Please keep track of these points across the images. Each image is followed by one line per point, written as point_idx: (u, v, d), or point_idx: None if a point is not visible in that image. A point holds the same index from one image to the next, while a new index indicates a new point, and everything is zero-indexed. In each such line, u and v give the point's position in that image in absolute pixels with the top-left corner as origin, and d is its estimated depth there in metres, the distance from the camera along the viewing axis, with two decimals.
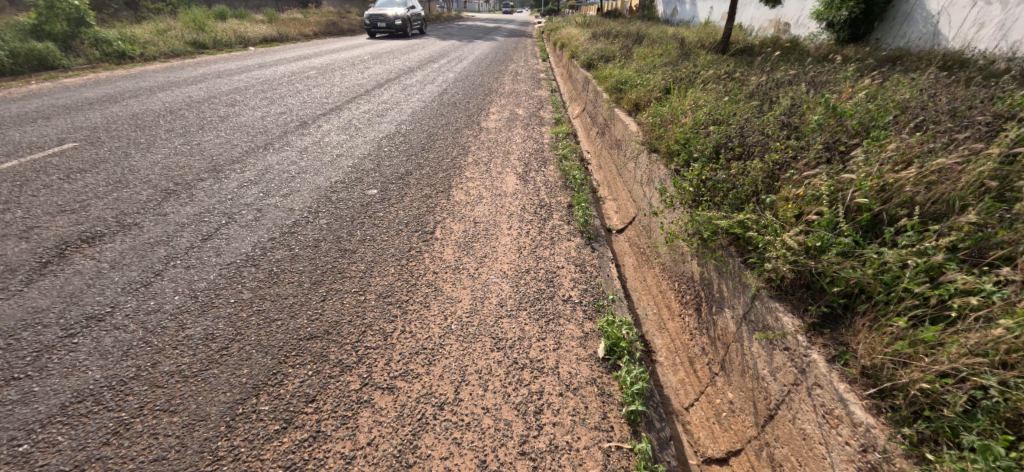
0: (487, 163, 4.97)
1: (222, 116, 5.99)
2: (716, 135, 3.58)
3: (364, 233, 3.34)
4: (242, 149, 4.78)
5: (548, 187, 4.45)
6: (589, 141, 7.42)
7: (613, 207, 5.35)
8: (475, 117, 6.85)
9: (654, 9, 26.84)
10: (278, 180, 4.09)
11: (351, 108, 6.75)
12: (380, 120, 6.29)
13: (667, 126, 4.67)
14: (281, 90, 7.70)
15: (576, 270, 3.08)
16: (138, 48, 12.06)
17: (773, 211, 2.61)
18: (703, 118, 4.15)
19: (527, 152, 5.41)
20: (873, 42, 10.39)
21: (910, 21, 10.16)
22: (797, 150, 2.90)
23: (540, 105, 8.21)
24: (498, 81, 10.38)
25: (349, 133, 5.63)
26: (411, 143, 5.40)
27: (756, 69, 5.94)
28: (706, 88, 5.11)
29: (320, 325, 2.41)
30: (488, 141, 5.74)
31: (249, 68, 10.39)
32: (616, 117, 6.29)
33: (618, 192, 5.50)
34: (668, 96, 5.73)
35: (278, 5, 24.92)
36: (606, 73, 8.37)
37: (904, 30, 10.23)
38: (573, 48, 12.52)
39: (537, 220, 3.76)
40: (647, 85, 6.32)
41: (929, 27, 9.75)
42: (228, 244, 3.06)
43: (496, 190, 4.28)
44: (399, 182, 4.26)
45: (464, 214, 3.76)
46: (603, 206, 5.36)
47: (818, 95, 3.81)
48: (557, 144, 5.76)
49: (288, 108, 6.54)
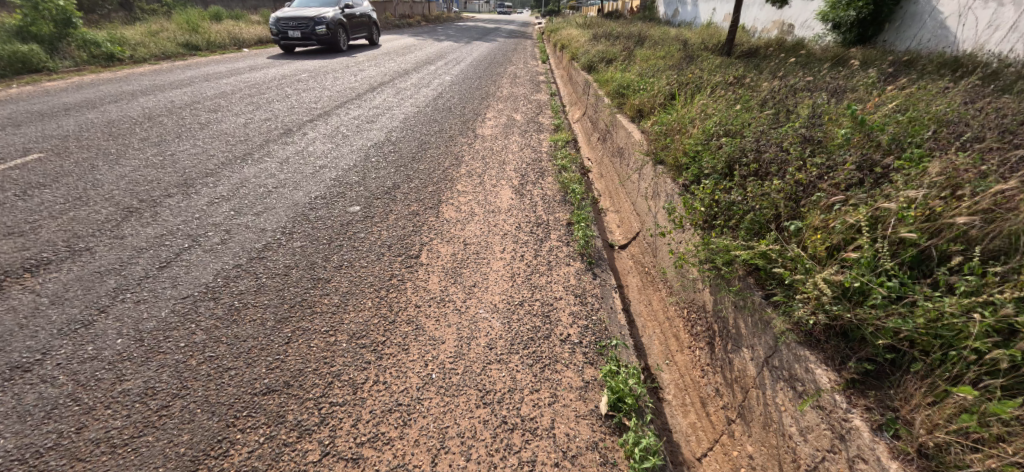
0: (481, 174, 4.66)
1: (203, 123, 5.68)
2: (730, 148, 3.25)
3: (341, 258, 3.03)
4: (218, 160, 4.47)
5: (545, 201, 4.13)
6: (590, 148, 7.10)
7: (616, 220, 5.05)
8: (470, 123, 6.54)
9: (655, 9, 26.53)
10: (252, 196, 3.78)
11: (340, 114, 6.45)
12: (369, 127, 5.97)
13: (674, 136, 4.35)
14: (269, 94, 7.37)
15: (575, 302, 2.76)
16: (127, 50, 11.75)
17: (800, 241, 2.29)
18: (714, 128, 3.82)
19: (524, 162, 5.09)
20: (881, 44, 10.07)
21: (921, 22, 9.82)
22: (825, 169, 2.58)
23: (539, 110, 7.88)
24: (496, 84, 10.06)
25: (335, 141, 5.31)
26: (401, 152, 5.08)
27: (766, 73, 5.62)
28: (715, 94, 4.78)
29: (280, 375, 2.10)
30: (483, 150, 5.42)
31: (240, 70, 10.08)
32: (618, 124, 5.98)
33: (621, 204, 5.19)
34: (673, 103, 5.41)
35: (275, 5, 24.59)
36: (608, 77, 8.05)
37: (915, 31, 9.89)
38: (573, 49, 12.18)
39: (533, 240, 3.44)
40: (651, 90, 6.00)
41: (940, 29, 9.42)
42: (186, 273, 2.74)
43: (489, 205, 3.96)
44: (385, 196, 3.95)
45: (453, 234, 3.44)
46: (604, 219, 5.06)
47: (840, 105, 3.50)
48: (555, 152, 5.44)
49: (274, 115, 6.23)
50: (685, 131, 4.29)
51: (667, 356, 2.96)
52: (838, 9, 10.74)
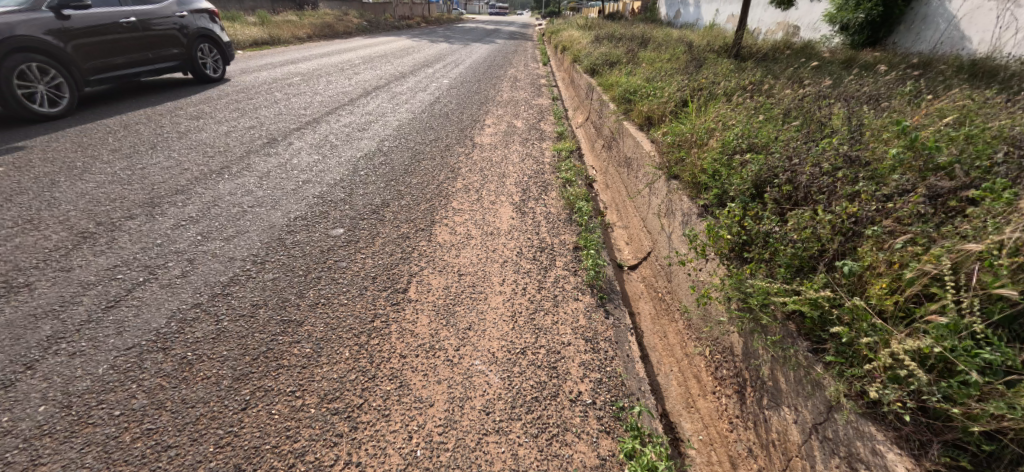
0: (479, 189, 4.28)
1: (181, 132, 5.31)
2: (758, 166, 2.90)
3: (318, 293, 2.65)
4: (192, 175, 4.09)
5: (549, 220, 3.75)
6: (594, 156, 6.73)
7: (624, 236, 4.70)
8: (468, 131, 6.17)
9: (657, 10, 26.14)
10: (224, 217, 3.41)
11: (330, 121, 6.06)
12: (360, 136, 5.59)
13: (690, 148, 3.98)
14: (256, 100, 6.98)
15: (586, 349, 2.39)
16: None
17: (859, 288, 1.96)
18: (738, 140, 3.44)
19: (526, 174, 4.72)
20: (892, 46, 9.74)
21: (935, 25, 9.45)
22: (878, 198, 2.22)
23: (540, 116, 7.51)
24: (495, 88, 9.67)
25: (322, 152, 4.92)
26: (392, 164, 4.71)
27: (784, 79, 5.25)
28: (732, 102, 4.41)
29: (232, 457, 1.77)
30: (481, 161, 5.04)
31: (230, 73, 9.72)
32: (626, 132, 5.62)
33: (629, 218, 4.85)
34: (685, 111, 5.05)
35: (273, 6, 24.28)
36: (612, 81, 7.67)
37: (929, 34, 9.51)
38: (575, 52, 11.79)
39: (536, 268, 3.07)
40: (661, 95, 5.62)
41: (952, 31, 9.09)
42: (135, 316, 2.37)
43: (488, 226, 3.58)
44: (373, 216, 3.58)
45: (446, 262, 3.07)
46: (612, 234, 4.70)
47: (879, 116, 3.12)
48: (559, 163, 5.07)
49: (258, 122, 5.85)
50: (703, 142, 3.91)
51: (688, 403, 2.57)
52: (848, 10, 10.41)
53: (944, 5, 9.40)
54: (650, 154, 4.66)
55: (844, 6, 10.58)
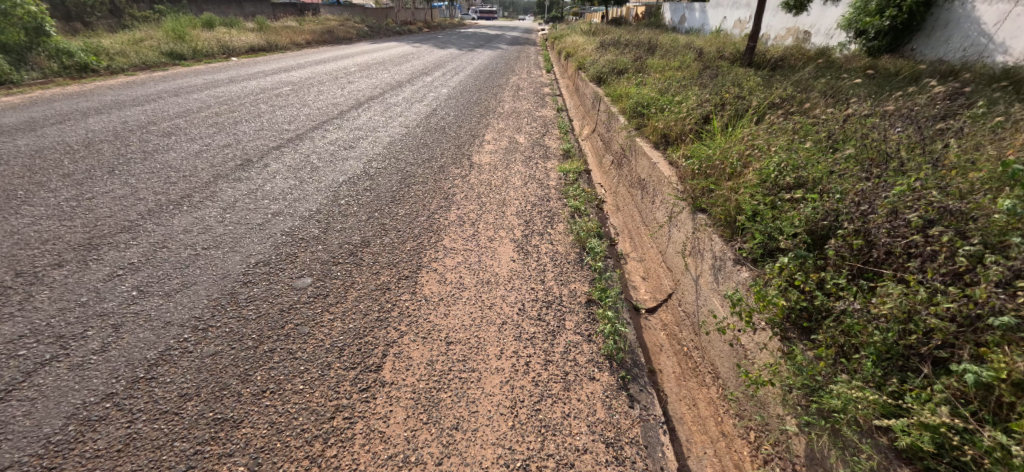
0: (476, 221, 3.74)
1: (148, 152, 4.80)
2: (812, 209, 2.40)
3: (269, 375, 2.12)
4: (146, 206, 3.57)
5: (556, 263, 3.21)
6: (603, 172, 6.20)
7: (639, 270, 4.18)
8: (466, 148, 5.64)
9: (661, 15, 25.62)
10: (171, 263, 2.87)
11: (315, 137, 5.54)
12: (346, 155, 5.05)
13: (720, 176, 3.44)
14: (237, 113, 6.47)
15: (604, 460, 1.92)
16: (104, 60, 11.00)
17: (996, 413, 1.58)
18: (782, 171, 2.89)
19: (529, 202, 4.17)
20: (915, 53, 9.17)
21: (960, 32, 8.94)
22: (1002, 276, 1.74)
23: (544, 130, 6.97)
24: (496, 98, 9.14)
25: (300, 175, 4.38)
26: (379, 190, 4.17)
27: (817, 94, 4.70)
28: (764, 122, 3.87)
29: None
30: (479, 185, 4.50)
31: (218, 83, 9.21)
32: (639, 150, 5.08)
33: (645, 250, 4.33)
34: (708, 129, 4.51)
35: (273, 12, 23.92)
36: (622, 92, 7.12)
37: (958, 41, 8.90)
38: (579, 58, 11.23)
39: (541, 331, 2.52)
40: (679, 110, 5.07)
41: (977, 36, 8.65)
42: (25, 415, 1.91)
43: (483, 272, 3.03)
44: (348, 259, 3.05)
45: (432, 324, 2.52)
46: (627, 269, 4.17)
47: (959, 149, 2.58)
48: (566, 188, 4.53)
49: (235, 139, 5.33)
50: (735, 171, 3.37)
51: None
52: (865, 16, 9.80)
53: (969, 11, 8.95)
54: (669, 180, 4.12)
55: (861, 9, 10.03)
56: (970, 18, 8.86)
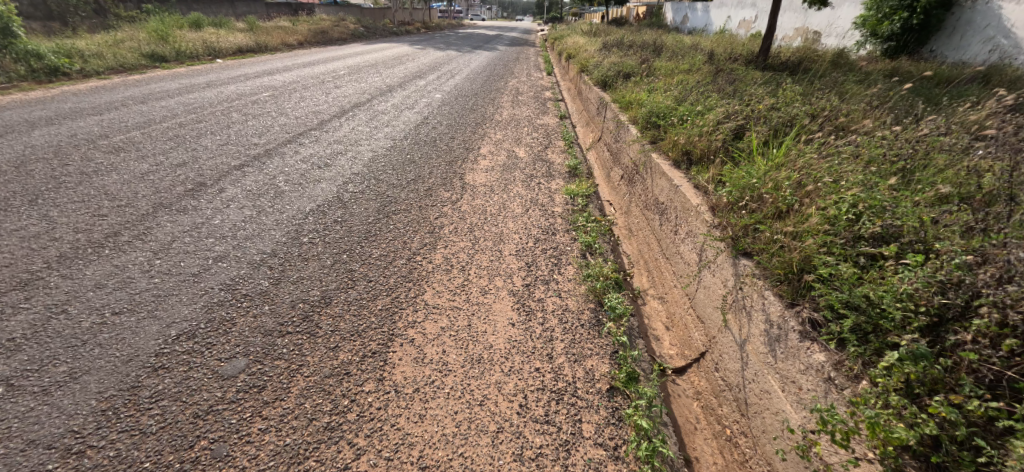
0: (466, 264, 3.07)
1: (87, 173, 4.13)
2: (924, 283, 1.82)
3: None
4: (57, 250, 2.90)
5: (565, 326, 2.54)
6: (611, 189, 5.54)
7: (661, 315, 3.52)
8: (458, 165, 4.96)
9: (662, 15, 24.97)
10: (65, 337, 2.22)
11: (287, 153, 4.86)
12: (319, 175, 4.35)
13: (769, 213, 2.76)
14: (204, 124, 5.79)
15: None
16: (77, 62, 10.29)
17: None
18: (861, 218, 2.24)
19: (531, 236, 3.50)
20: (932, 58, 8.58)
21: (982, 36, 8.33)
22: None
23: (546, 142, 6.28)
24: (494, 104, 8.46)
25: (260, 203, 3.68)
26: (351, 223, 3.48)
27: (866, 107, 4.03)
28: (816, 142, 3.19)
29: None
30: (472, 213, 3.82)
31: (194, 87, 8.52)
32: (657, 169, 4.41)
33: (668, 289, 3.66)
34: (741, 147, 3.84)
35: (267, 12, 23.21)
36: (632, 99, 6.46)
37: (978, 46, 8.29)
38: (582, 61, 10.56)
39: (550, 445, 1.91)
40: (703, 122, 4.39)
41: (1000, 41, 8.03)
42: None
43: (473, 343, 2.36)
44: (300, 327, 2.37)
45: (403, 434, 1.90)
46: (646, 312, 3.49)
47: None
48: (575, 216, 3.85)
49: (194, 156, 4.64)
50: (790, 208, 2.70)
51: None
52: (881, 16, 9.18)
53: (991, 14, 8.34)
54: (698, 208, 3.44)
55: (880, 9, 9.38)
56: (994, 21, 8.24)
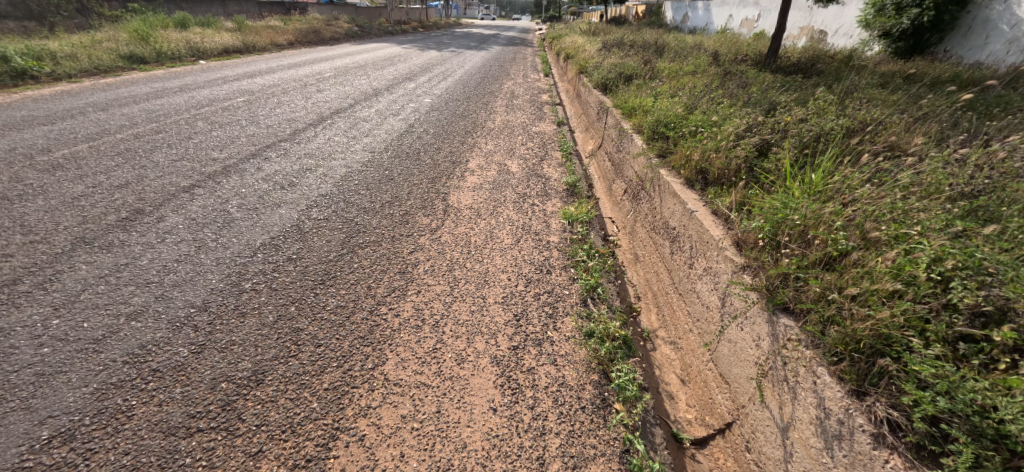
0: (440, 317, 2.51)
1: (10, 197, 3.58)
2: None
3: None
4: None
5: (560, 412, 2.02)
6: (613, 205, 4.98)
7: (675, 364, 2.96)
8: (442, 182, 4.40)
9: (662, 15, 24.37)
10: None
11: (248, 169, 4.30)
12: (280, 197, 3.78)
13: (815, 260, 2.23)
14: (162, 135, 5.21)
15: None
16: (48, 65, 9.70)
17: None
18: (954, 283, 1.78)
19: (521, 275, 2.94)
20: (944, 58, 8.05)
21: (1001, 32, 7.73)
22: None
23: (542, 153, 5.71)
24: (487, 109, 7.90)
25: (201, 235, 3.11)
26: (307, 261, 2.92)
27: (911, 117, 3.47)
28: (863, 166, 2.65)
29: None
30: (453, 244, 3.26)
31: (166, 91, 7.93)
32: (667, 187, 3.84)
33: (681, 332, 3.10)
34: (768, 166, 3.28)
35: (259, 11, 22.56)
36: (636, 104, 5.90)
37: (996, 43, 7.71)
38: (581, 61, 9.98)
39: None
40: (720, 133, 3.83)
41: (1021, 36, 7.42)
42: None
43: (442, 441, 1.88)
44: (216, 421, 1.87)
45: None
46: (657, 361, 2.94)
47: None
48: (574, 248, 3.30)
49: (140, 173, 4.07)
50: (842, 257, 2.19)
51: None
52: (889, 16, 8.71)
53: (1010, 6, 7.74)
54: (719, 242, 2.89)
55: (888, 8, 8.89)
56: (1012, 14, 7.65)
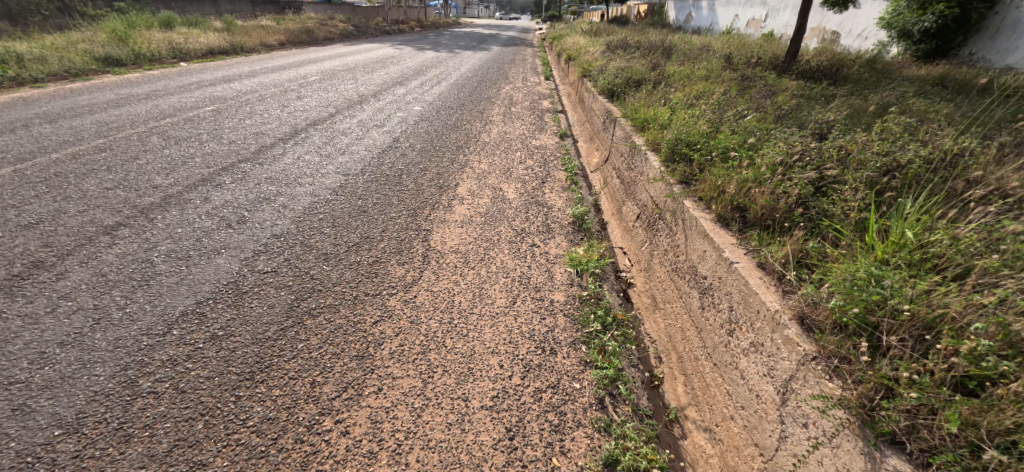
0: (402, 437, 1.85)
1: None
2: None
3: None
4: None
5: None
6: (623, 234, 4.26)
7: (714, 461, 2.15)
8: (425, 215, 3.71)
9: (664, 15, 23.65)
10: None
11: (193, 199, 3.61)
12: (223, 240, 3.08)
13: (939, 379, 1.65)
14: (105, 154, 4.53)
15: None
16: (11, 68, 8.97)
17: None
18: None
19: (516, 359, 2.23)
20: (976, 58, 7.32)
21: None
22: None
23: (544, 173, 5.03)
24: (482, 118, 7.20)
25: (104, 300, 2.42)
26: (235, 340, 2.22)
27: (1004, 144, 2.79)
28: (978, 227, 1.98)
29: None
30: (431, 307, 2.56)
31: (130, 98, 7.24)
32: (694, 223, 3.12)
33: (717, 414, 2.32)
34: (833, 209, 2.57)
35: (252, 10, 21.79)
36: (650, 116, 5.20)
37: None
38: (585, 64, 9.25)
39: None
40: (763, 160, 3.12)
41: None
42: None
43: None
44: None
45: None
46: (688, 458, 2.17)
47: None
48: (585, 312, 2.61)
49: (60, 207, 3.38)
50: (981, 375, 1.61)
51: None
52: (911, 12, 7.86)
53: None
54: (775, 316, 2.15)
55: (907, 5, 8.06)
56: None
